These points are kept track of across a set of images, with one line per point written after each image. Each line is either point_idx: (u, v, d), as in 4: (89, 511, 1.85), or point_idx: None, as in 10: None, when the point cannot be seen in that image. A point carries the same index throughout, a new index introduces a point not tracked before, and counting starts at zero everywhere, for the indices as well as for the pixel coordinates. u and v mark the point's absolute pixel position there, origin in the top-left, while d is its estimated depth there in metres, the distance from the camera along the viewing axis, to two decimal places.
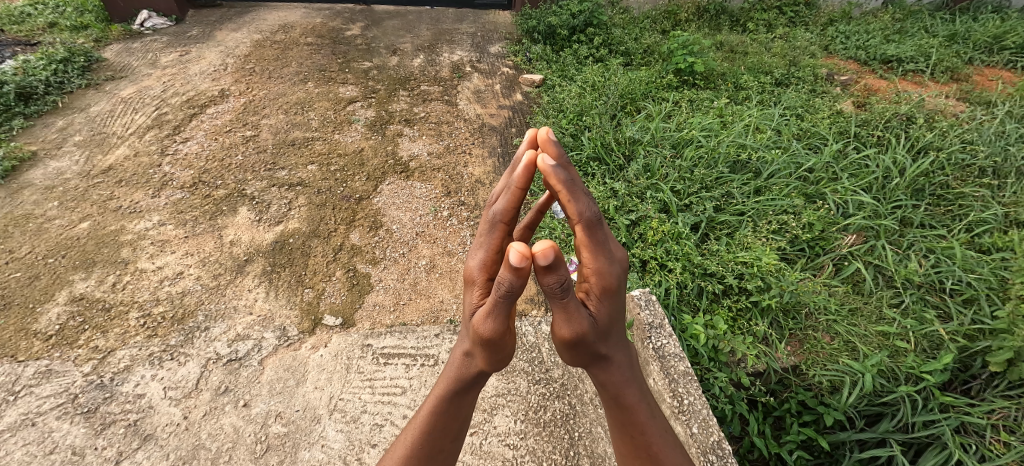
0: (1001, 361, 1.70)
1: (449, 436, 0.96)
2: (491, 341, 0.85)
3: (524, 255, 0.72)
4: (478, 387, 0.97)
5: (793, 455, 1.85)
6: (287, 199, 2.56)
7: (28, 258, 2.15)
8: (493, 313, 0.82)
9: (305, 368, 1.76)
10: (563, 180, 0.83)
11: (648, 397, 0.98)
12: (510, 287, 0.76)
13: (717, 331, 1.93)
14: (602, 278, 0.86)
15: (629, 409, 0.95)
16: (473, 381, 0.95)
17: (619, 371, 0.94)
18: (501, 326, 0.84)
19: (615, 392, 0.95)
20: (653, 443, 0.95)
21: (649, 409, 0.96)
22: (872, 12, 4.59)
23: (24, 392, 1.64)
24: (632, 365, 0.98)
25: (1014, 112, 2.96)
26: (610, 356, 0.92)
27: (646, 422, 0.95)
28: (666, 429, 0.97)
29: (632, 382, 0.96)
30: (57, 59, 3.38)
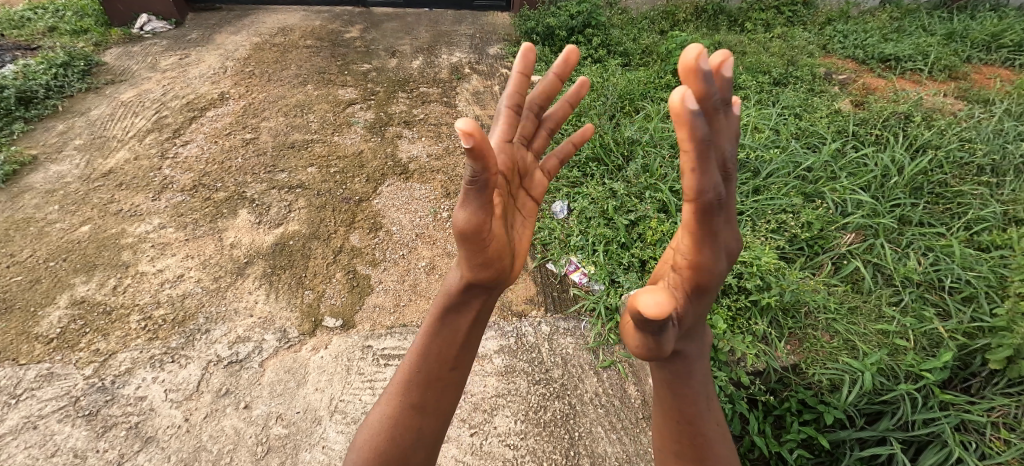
0: (1001, 359, 1.69)
1: (447, 359, 0.87)
2: (467, 237, 0.77)
3: (469, 134, 0.64)
4: (474, 305, 0.87)
5: (794, 454, 1.79)
6: (286, 201, 2.56)
7: (29, 262, 2.16)
8: (464, 203, 0.75)
9: (305, 369, 1.77)
10: (701, 144, 0.61)
11: (709, 391, 0.88)
12: (472, 174, 0.70)
13: (717, 330, 1.93)
14: (700, 275, 0.74)
15: (688, 401, 0.85)
16: (463, 294, 0.86)
17: (691, 363, 0.83)
18: (478, 217, 0.75)
19: (676, 380, 0.84)
20: (704, 435, 0.85)
21: (707, 403, 0.86)
22: (869, 11, 4.60)
23: (25, 395, 1.65)
24: (702, 356, 0.86)
25: (1012, 110, 2.97)
26: (686, 349, 0.81)
27: (701, 416, 0.85)
28: (720, 424, 0.88)
29: (698, 377, 0.85)
30: (58, 63, 3.39)
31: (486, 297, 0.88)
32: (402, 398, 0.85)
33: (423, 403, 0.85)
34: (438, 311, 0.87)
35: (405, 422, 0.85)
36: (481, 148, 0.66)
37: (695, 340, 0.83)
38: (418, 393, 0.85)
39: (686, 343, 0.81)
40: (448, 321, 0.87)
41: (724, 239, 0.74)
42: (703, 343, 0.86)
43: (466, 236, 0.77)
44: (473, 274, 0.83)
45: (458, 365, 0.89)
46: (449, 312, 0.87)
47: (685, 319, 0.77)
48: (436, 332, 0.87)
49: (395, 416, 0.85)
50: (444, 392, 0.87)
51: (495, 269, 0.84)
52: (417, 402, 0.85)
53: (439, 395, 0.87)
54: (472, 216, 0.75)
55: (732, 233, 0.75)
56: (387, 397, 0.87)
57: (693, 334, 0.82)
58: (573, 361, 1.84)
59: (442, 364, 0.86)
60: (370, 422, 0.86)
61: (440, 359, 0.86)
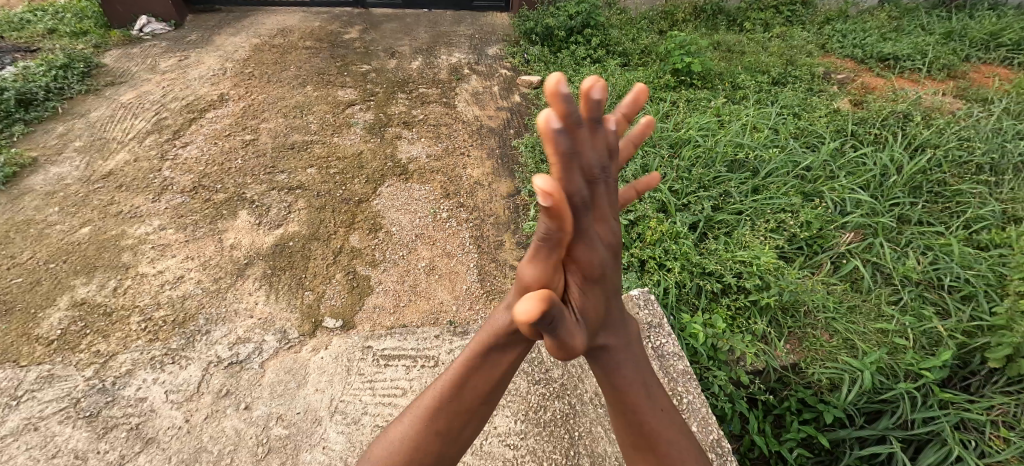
0: (1000, 357, 1.69)
1: (479, 397, 0.78)
2: (526, 290, 0.63)
3: (549, 195, 0.44)
4: (519, 348, 0.77)
5: (794, 453, 1.86)
6: (286, 202, 2.57)
7: (29, 264, 2.16)
8: (533, 259, 0.59)
9: (305, 370, 1.77)
10: (563, 150, 0.49)
11: (647, 376, 0.81)
12: (546, 230, 0.53)
13: (716, 329, 1.93)
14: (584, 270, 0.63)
15: (625, 394, 0.78)
16: (508, 335, 0.75)
17: (617, 354, 0.77)
18: (546, 276, 0.60)
19: (606, 374, 0.79)
20: (649, 423, 0.78)
21: (648, 392, 0.79)
22: (868, 10, 4.61)
23: (26, 397, 1.65)
24: (631, 341, 0.82)
25: (1011, 109, 2.97)
26: (609, 341, 0.76)
27: (643, 405, 0.78)
28: (666, 409, 0.80)
29: (629, 364, 0.79)
30: (57, 65, 3.39)
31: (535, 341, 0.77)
32: (427, 422, 0.78)
33: (448, 430, 0.79)
34: (484, 345, 0.77)
35: (427, 446, 0.78)
36: (559, 207, 0.47)
37: (621, 323, 0.77)
38: (444, 421, 0.78)
39: (602, 334, 0.75)
40: (491, 356, 0.77)
41: (604, 232, 0.64)
42: (628, 328, 0.82)
43: (528, 290, 0.62)
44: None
45: (490, 400, 0.80)
46: (495, 346, 0.77)
47: (592, 311, 0.69)
48: (476, 364, 0.77)
49: (417, 436, 0.79)
50: (469, 423, 0.80)
51: (543, 324, 0.70)
52: (442, 428, 0.78)
53: (464, 427, 0.80)
54: (538, 275, 0.59)
55: (613, 226, 0.64)
56: (412, 414, 0.81)
57: (613, 318, 0.76)
58: (573, 361, 1.84)
59: (476, 400, 0.78)
60: (392, 433, 0.82)
61: (473, 395, 0.78)
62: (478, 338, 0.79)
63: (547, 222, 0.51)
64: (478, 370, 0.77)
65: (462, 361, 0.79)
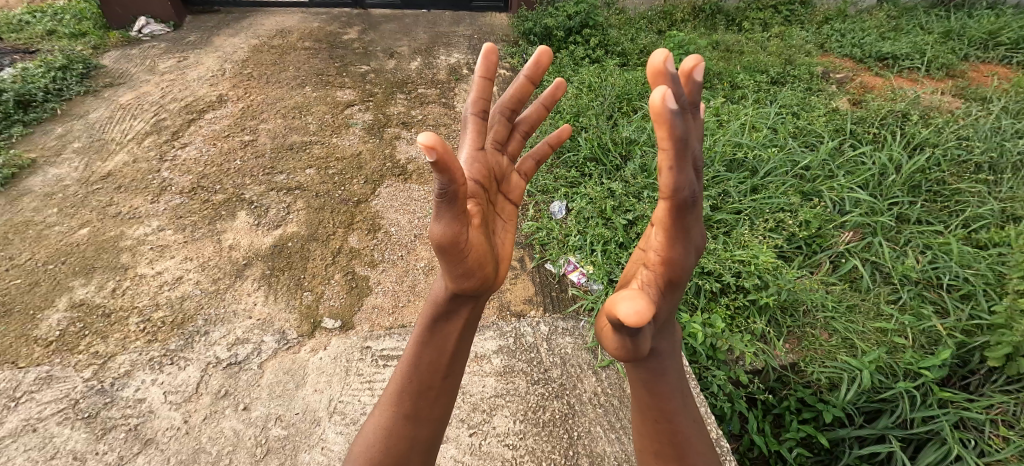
0: (1000, 356, 1.69)
1: (437, 370, 0.89)
2: (444, 249, 0.77)
3: (681, 252, 0.44)
4: (462, 314, 0.89)
5: (793, 453, 1.86)
6: (285, 203, 2.57)
7: (28, 265, 2.16)
8: (438, 214, 0.74)
9: (304, 371, 1.77)
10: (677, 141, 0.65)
11: (682, 386, 0.89)
12: (440, 187, 0.69)
13: (715, 329, 1.89)
14: (668, 271, 0.79)
15: (661, 397, 0.86)
16: (450, 305, 0.87)
17: (664, 361, 0.84)
18: (453, 230, 0.75)
19: (651, 377, 0.85)
20: (679, 427, 0.87)
21: (683, 400, 0.88)
22: (866, 9, 4.61)
23: (25, 398, 1.65)
24: (675, 351, 0.89)
25: (1010, 107, 2.97)
26: (660, 348, 0.83)
27: (677, 410, 0.87)
28: (695, 418, 0.90)
29: (672, 373, 0.86)
30: (56, 66, 3.39)
31: (472, 303, 0.90)
32: (395, 409, 0.88)
33: (416, 412, 0.88)
34: (427, 324, 0.89)
35: (400, 430, 0.87)
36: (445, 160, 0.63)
37: (667, 332, 0.85)
38: (410, 404, 0.88)
39: (656, 340, 0.82)
40: (437, 333, 0.89)
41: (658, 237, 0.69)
42: (674, 338, 0.89)
43: (442, 245, 0.76)
44: (456, 284, 0.83)
45: (450, 372, 0.91)
46: (436, 322, 0.88)
47: (650, 320, 0.74)
48: (425, 342, 0.89)
49: (388, 424, 0.88)
50: (435, 401, 0.90)
51: (479, 278, 0.85)
52: (410, 411, 0.88)
53: (431, 405, 0.89)
54: (446, 230, 0.74)
55: (662, 229, 0.70)
56: (379, 409, 0.90)
57: (665, 327, 0.84)
58: (572, 360, 1.84)
59: (431, 375, 0.88)
60: (365, 433, 0.90)
61: (432, 371, 0.88)
62: (420, 323, 0.91)
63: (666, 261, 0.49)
64: (429, 345, 0.88)
65: (412, 344, 0.90)
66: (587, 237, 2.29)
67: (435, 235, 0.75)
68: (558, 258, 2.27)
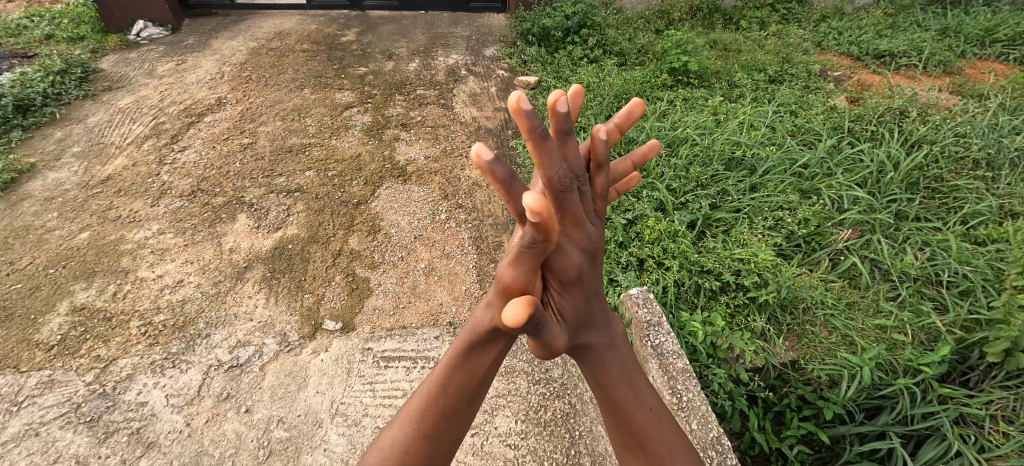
0: (998, 351, 1.70)
1: (463, 397, 0.79)
2: (508, 295, 0.62)
3: (536, 213, 0.44)
4: (500, 345, 0.78)
5: (794, 450, 1.84)
6: (285, 205, 2.57)
7: (29, 270, 2.16)
8: None
9: (305, 372, 1.77)
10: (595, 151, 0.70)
11: (632, 372, 0.84)
12: (512, 230, 0.53)
13: (715, 327, 1.93)
14: (560, 274, 0.67)
15: (609, 387, 0.81)
16: (490, 335, 0.76)
17: (600, 352, 0.80)
18: (526, 278, 0.58)
19: (592, 370, 0.82)
20: (638, 423, 0.81)
21: (635, 388, 0.82)
22: (863, 8, 4.62)
23: (27, 402, 1.66)
24: (615, 338, 0.84)
25: (1007, 104, 2.98)
26: (594, 341, 0.79)
27: (629, 401, 0.80)
28: (655, 408, 0.83)
29: (614, 362, 0.82)
30: (54, 71, 3.39)
31: (514, 337, 0.77)
32: (413, 425, 0.80)
33: (435, 433, 0.80)
34: (462, 345, 0.79)
35: (414, 448, 0.79)
36: None
37: (606, 323, 0.82)
38: (431, 424, 0.79)
39: (586, 333, 0.78)
40: (472, 355, 0.79)
41: (579, 236, 0.68)
42: (612, 324, 0.84)
43: (508, 294, 0.61)
44: (502, 322, 0.71)
45: (476, 397, 0.82)
46: (472, 347, 0.78)
47: (571, 311, 0.72)
48: (459, 364, 0.79)
49: (405, 443, 0.79)
50: (456, 424, 0.81)
51: (528, 314, 0.73)
52: (429, 431, 0.79)
53: (452, 428, 0.81)
54: (518, 279, 0.58)
55: (588, 230, 0.68)
56: (400, 419, 0.82)
57: (599, 316, 0.80)
58: (572, 360, 1.84)
59: (459, 399, 0.79)
60: (380, 443, 0.81)
61: (459, 395, 0.79)
62: (457, 340, 0.81)
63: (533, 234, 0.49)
64: (461, 369, 0.79)
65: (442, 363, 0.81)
66: None
67: (500, 278, 0.61)
68: None
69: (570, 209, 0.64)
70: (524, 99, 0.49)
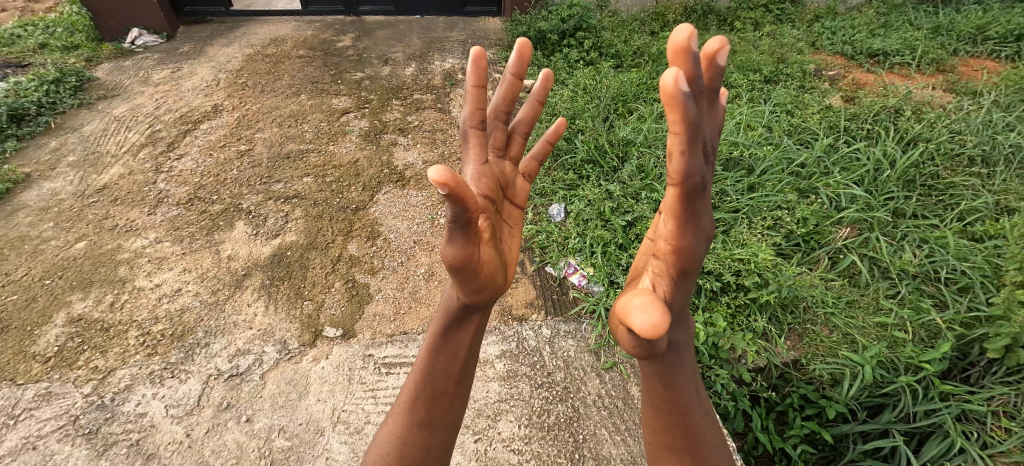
0: (999, 348, 1.70)
1: (451, 378, 0.92)
2: (458, 269, 0.80)
3: (443, 181, 0.63)
4: (473, 322, 0.93)
5: (798, 450, 1.83)
6: (284, 212, 2.56)
7: (24, 280, 2.14)
8: (449, 242, 0.77)
9: (306, 381, 1.76)
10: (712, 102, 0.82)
11: (693, 378, 0.89)
12: (451, 214, 0.72)
13: (717, 328, 1.92)
14: (680, 260, 0.80)
15: (676, 390, 0.85)
16: (461, 315, 0.91)
17: (677, 356, 0.84)
18: (465, 250, 0.78)
19: (664, 372, 0.84)
20: (693, 424, 0.86)
21: (696, 393, 0.87)
22: (856, 8, 4.66)
23: (24, 416, 1.64)
24: (686, 344, 0.88)
25: (999, 101, 3.01)
26: (673, 340, 0.83)
27: (692, 405, 0.86)
28: (708, 413, 0.89)
29: (685, 366, 0.86)
30: (49, 79, 3.37)
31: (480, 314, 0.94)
32: (408, 415, 0.90)
33: (430, 418, 0.90)
34: (439, 330, 0.92)
35: (414, 437, 0.89)
36: (458, 192, 0.67)
37: (681, 333, 0.86)
38: (424, 410, 0.89)
39: (669, 335, 0.82)
40: (449, 341, 0.92)
41: (690, 221, 0.79)
42: (686, 329, 0.89)
43: (455, 267, 0.80)
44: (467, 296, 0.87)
45: (462, 379, 0.94)
46: (450, 329, 0.91)
47: (673, 305, 0.83)
48: (437, 350, 0.91)
49: (402, 431, 0.89)
50: (447, 408, 0.92)
51: (489, 291, 0.89)
52: (423, 418, 0.89)
53: (443, 411, 0.91)
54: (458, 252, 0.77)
55: (699, 217, 0.80)
56: (394, 414, 0.92)
57: (676, 322, 0.84)
58: (574, 363, 1.84)
59: (447, 379, 0.91)
60: (379, 444, 0.90)
61: (445, 375, 0.91)
62: (434, 327, 0.93)
63: (452, 207, 0.70)
64: (441, 354, 0.91)
65: (423, 355, 0.92)
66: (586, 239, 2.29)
67: (448, 256, 0.79)
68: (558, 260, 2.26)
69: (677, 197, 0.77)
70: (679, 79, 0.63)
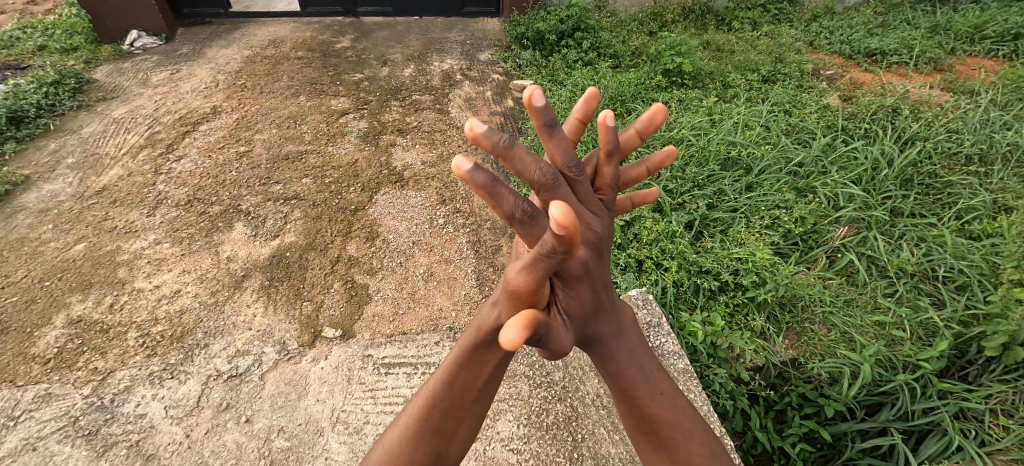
0: (996, 346, 1.70)
1: (469, 393, 0.78)
2: (504, 282, 0.62)
3: (485, 148, 0.49)
4: (504, 344, 0.74)
5: (796, 448, 1.82)
6: (283, 213, 2.56)
7: (24, 282, 2.14)
8: (512, 244, 0.59)
9: (306, 381, 1.76)
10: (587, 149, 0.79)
11: (644, 360, 0.85)
12: (516, 207, 0.54)
13: (714, 327, 1.94)
14: (574, 264, 0.68)
15: (621, 375, 0.82)
16: (493, 331, 0.73)
17: (608, 340, 0.82)
18: (512, 259, 0.61)
19: (602, 361, 0.83)
20: (651, 409, 0.81)
21: (643, 373, 0.83)
22: (853, 8, 4.67)
23: (24, 417, 1.64)
24: (625, 327, 0.86)
25: (997, 100, 3.01)
26: (602, 330, 0.81)
27: (642, 389, 0.81)
28: (672, 398, 0.83)
29: (623, 351, 0.83)
30: (48, 81, 3.37)
31: (516, 340, 0.77)
32: (420, 422, 0.79)
33: (441, 430, 0.79)
34: (466, 341, 0.77)
35: (423, 445, 0.78)
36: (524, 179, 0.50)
37: (614, 316, 0.83)
38: (437, 420, 0.78)
39: (596, 324, 0.79)
40: (477, 353, 0.76)
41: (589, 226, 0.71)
42: (621, 313, 0.87)
43: (503, 281, 0.61)
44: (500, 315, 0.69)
45: (481, 397, 0.80)
46: (483, 342, 0.75)
47: (585, 305, 0.73)
48: (462, 360, 0.77)
49: (409, 432, 0.79)
50: (462, 422, 0.81)
51: (499, 311, 0.72)
52: (436, 428, 0.78)
53: (459, 426, 0.80)
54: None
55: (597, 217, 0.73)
56: (405, 416, 0.81)
57: (604, 310, 0.80)
58: (573, 363, 1.84)
59: (469, 396, 0.78)
60: (387, 437, 0.82)
61: (465, 392, 0.78)
62: (465, 337, 0.78)
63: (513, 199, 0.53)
64: (464, 364, 0.77)
65: (448, 360, 0.79)
66: None
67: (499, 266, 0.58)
68: None
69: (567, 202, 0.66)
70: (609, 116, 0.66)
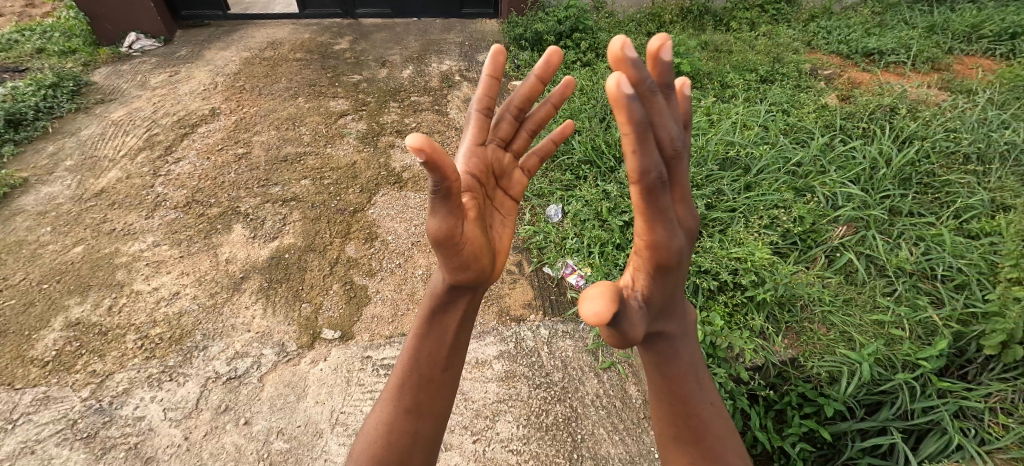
0: (995, 344, 1.70)
1: (437, 363, 0.92)
2: (441, 242, 0.82)
3: (419, 149, 0.66)
4: (460, 304, 0.93)
5: (797, 448, 1.80)
6: (281, 215, 2.56)
7: (22, 285, 2.14)
8: (433, 211, 0.80)
9: (305, 383, 1.76)
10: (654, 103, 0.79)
11: (699, 369, 0.93)
12: (434, 184, 0.75)
13: (714, 327, 1.93)
14: (655, 253, 0.79)
15: (675, 377, 0.90)
16: (448, 294, 0.92)
17: (673, 342, 0.90)
18: (447, 223, 0.80)
19: (660, 358, 0.91)
20: (696, 412, 0.88)
21: (698, 381, 0.91)
22: (851, 7, 4.69)
23: (23, 420, 1.64)
24: (687, 333, 0.94)
25: (994, 99, 3.02)
26: (668, 328, 0.90)
27: (692, 392, 0.89)
28: (715, 404, 0.91)
29: (684, 353, 0.92)
30: (47, 84, 3.37)
31: (468, 297, 0.94)
32: (395, 402, 0.89)
33: (417, 405, 0.89)
34: (426, 317, 0.94)
35: (401, 425, 0.88)
36: (435, 159, 0.70)
37: (679, 324, 0.93)
38: (411, 396, 0.90)
39: (662, 321, 0.89)
40: (436, 324, 0.93)
41: (681, 215, 0.82)
42: (686, 320, 0.95)
43: (439, 240, 0.82)
44: (454, 273, 0.88)
45: (450, 364, 0.94)
46: (436, 313, 0.93)
47: (655, 297, 0.85)
48: (424, 335, 0.93)
49: (388, 419, 0.88)
50: (438, 394, 0.92)
51: (474, 271, 0.90)
52: (410, 404, 0.89)
53: (432, 397, 0.91)
54: (442, 222, 0.80)
55: (688, 211, 0.82)
56: (381, 403, 0.91)
57: (671, 311, 0.90)
58: (573, 363, 1.84)
59: (434, 367, 0.91)
60: (367, 429, 0.90)
61: (432, 361, 0.91)
62: (421, 318, 0.94)
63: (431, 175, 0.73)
64: (428, 336, 0.92)
65: (411, 340, 0.94)
66: (584, 239, 2.29)
67: (432, 228, 0.81)
68: (557, 261, 2.26)
69: (679, 180, 0.78)
70: (627, 43, 0.68)
